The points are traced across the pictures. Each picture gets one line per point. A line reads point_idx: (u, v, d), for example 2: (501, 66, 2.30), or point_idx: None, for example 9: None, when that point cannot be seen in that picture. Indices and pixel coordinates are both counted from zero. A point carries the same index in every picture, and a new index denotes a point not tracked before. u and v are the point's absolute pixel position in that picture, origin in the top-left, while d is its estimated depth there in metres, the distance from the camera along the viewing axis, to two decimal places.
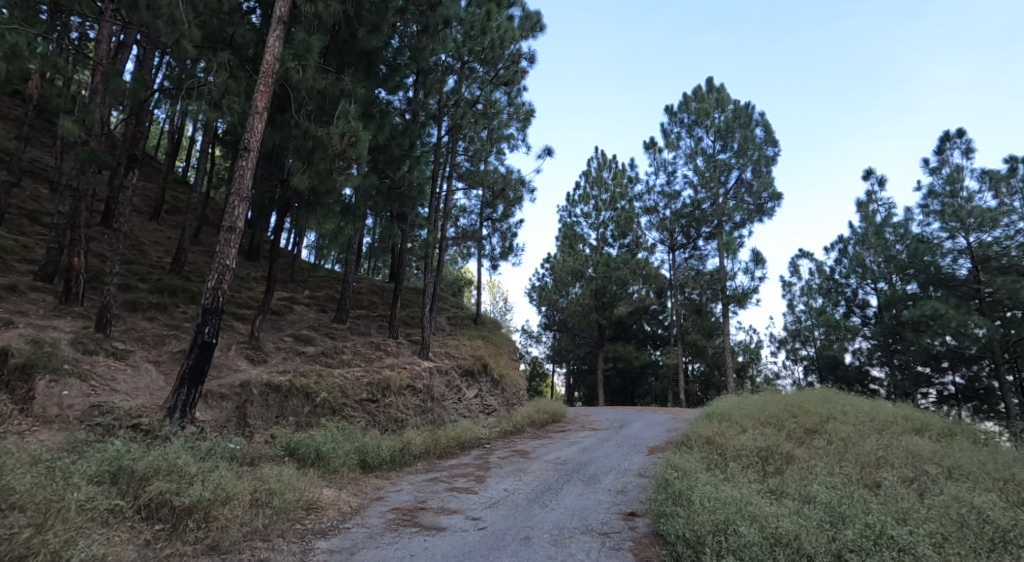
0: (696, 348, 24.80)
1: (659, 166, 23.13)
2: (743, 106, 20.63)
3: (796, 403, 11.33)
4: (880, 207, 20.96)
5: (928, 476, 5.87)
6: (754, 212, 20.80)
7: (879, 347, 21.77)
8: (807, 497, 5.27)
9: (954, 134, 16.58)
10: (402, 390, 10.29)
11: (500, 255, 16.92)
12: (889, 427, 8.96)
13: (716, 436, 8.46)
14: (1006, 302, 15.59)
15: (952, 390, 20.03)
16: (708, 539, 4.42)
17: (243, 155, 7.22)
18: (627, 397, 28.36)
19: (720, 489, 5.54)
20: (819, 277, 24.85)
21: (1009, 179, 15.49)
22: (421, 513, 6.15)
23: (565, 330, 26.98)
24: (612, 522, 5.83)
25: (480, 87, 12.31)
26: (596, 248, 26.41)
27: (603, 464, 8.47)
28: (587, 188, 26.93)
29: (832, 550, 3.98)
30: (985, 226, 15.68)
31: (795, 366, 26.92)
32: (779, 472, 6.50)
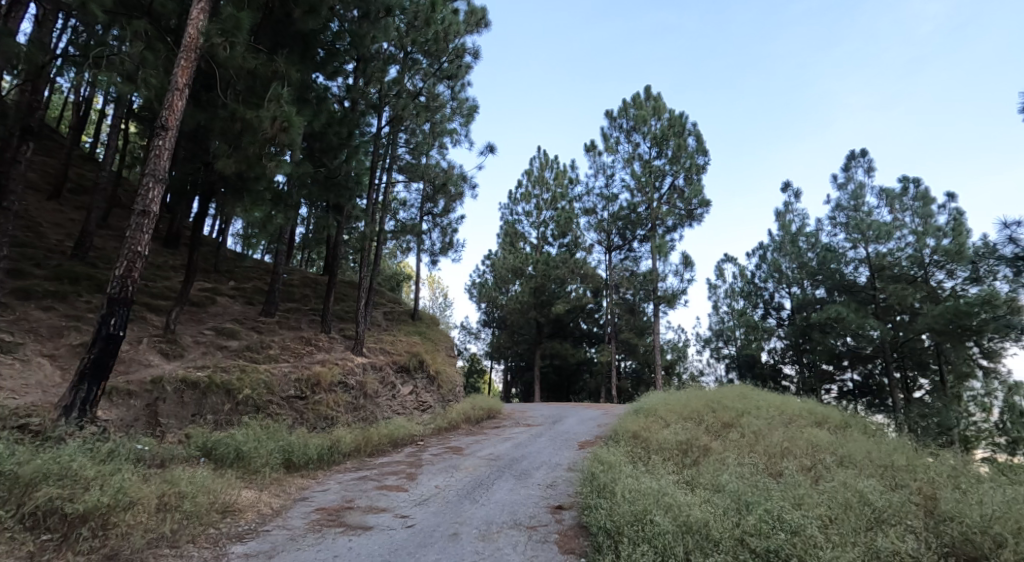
0: (628, 346, 25.68)
1: (598, 168, 23.69)
2: (678, 115, 21.44)
3: (714, 399, 11.95)
4: (796, 217, 22.46)
5: (823, 464, 6.40)
6: (685, 217, 21.83)
7: (791, 347, 23.35)
8: (716, 486, 5.61)
9: (858, 153, 18.05)
10: (333, 386, 9.97)
11: (440, 250, 16.73)
12: (794, 420, 9.68)
13: (641, 430, 8.81)
14: (897, 307, 17.18)
15: (850, 386, 21.79)
16: (627, 530, 4.59)
17: (159, 134, 6.73)
18: (562, 393, 28.82)
19: (640, 481, 5.76)
20: (741, 281, 26.33)
21: (902, 197, 17.09)
22: (347, 513, 6.01)
23: (503, 327, 27.09)
24: (539, 515, 5.94)
25: (423, 78, 12.05)
26: (537, 247, 26.71)
27: (534, 459, 8.62)
28: (528, 187, 27.12)
29: (735, 536, 4.25)
30: (882, 238, 17.21)
31: (717, 364, 28.33)
32: (695, 464, 6.87)
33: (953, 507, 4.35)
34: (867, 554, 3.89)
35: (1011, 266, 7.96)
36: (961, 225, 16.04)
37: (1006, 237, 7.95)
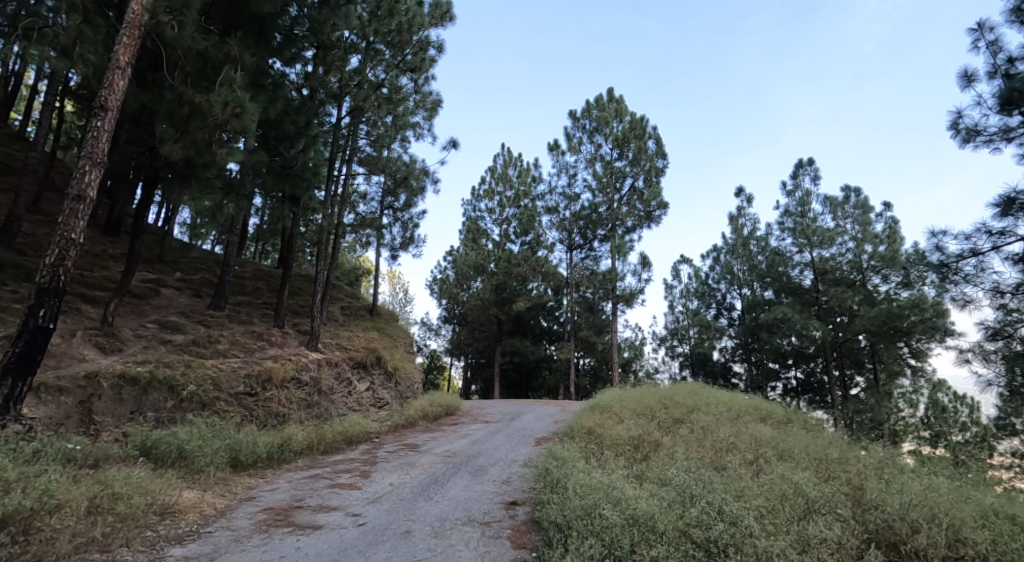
0: (587, 343, 25.96)
1: (561, 168, 23.87)
2: (639, 118, 21.83)
3: (667, 396, 12.25)
4: (748, 221, 23.23)
5: (764, 457, 6.68)
6: (644, 218, 22.29)
7: (741, 345, 24.15)
8: (664, 480, 5.77)
9: (806, 162, 18.85)
10: (285, 382, 9.68)
11: (400, 246, 16.46)
12: (742, 416, 10.06)
13: (596, 426, 8.95)
14: (837, 309, 18.04)
15: (794, 383, 22.51)
16: (577, 524, 4.65)
17: (97, 114, 6.34)
18: (521, 390, 28.84)
19: (592, 476, 5.84)
20: (695, 281, 27.04)
21: (844, 204, 17.96)
22: (296, 512, 5.86)
23: (464, 323, 26.91)
24: (493, 511, 5.96)
25: (385, 70, 11.79)
26: (498, 244, 26.69)
27: (491, 456, 8.62)
28: (491, 184, 27.04)
29: (679, 527, 4.37)
30: (825, 244, 18.12)
31: (672, 362, 29.04)
32: (646, 458, 7.05)
33: (878, 496, 4.61)
34: (799, 542, 4.07)
35: (937, 272, 8.53)
36: (895, 233, 17.06)
37: (933, 245, 8.55)
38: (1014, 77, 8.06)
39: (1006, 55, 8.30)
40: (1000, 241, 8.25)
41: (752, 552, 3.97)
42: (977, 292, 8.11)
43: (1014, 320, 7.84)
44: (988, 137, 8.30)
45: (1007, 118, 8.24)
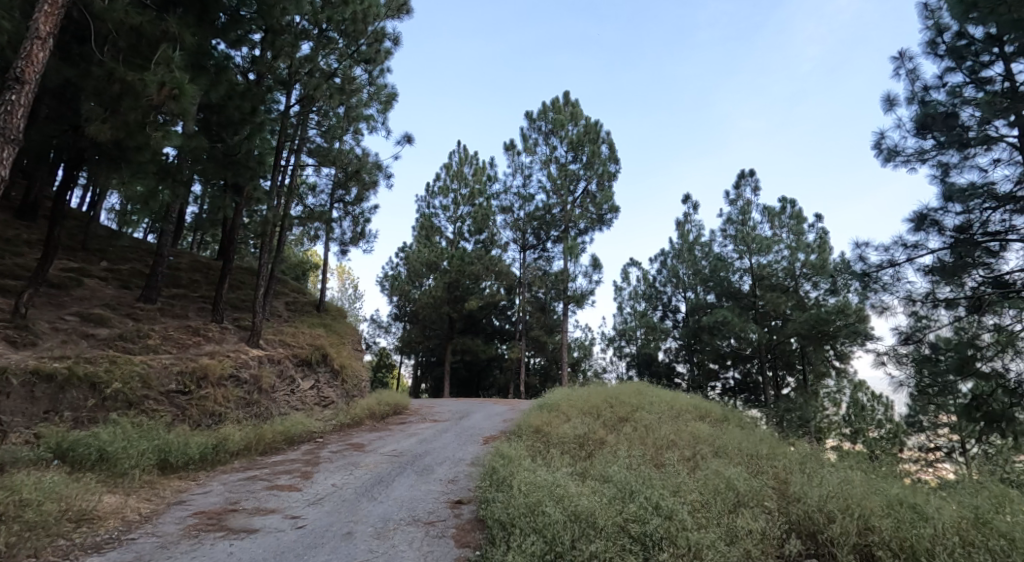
0: (538, 343, 26.00)
1: (516, 168, 23.93)
2: (593, 122, 22.20)
3: (614, 395, 12.49)
4: (694, 227, 24.01)
5: (701, 454, 6.94)
6: (595, 221, 22.70)
7: (684, 347, 24.91)
8: (605, 477, 5.88)
9: (747, 173, 19.68)
10: (222, 380, 9.25)
11: (350, 241, 16.03)
12: (682, 415, 10.41)
13: (543, 425, 9.03)
14: (773, 313, 18.93)
15: (731, 383, 23.68)
16: (520, 521, 4.67)
17: (13, 87, 5.84)
18: (471, 389, 28.56)
19: (537, 474, 5.87)
20: (643, 284, 27.71)
21: (781, 215, 18.92)
22: (230, 516, 5.62)
23: (415, 322, 26.47)
24: (438, 511, 5.90)
25: (338, 59, 11.52)
26: (452, 242, 26.48)
27: (438, 455, 8.53)
28: (446, 181, 26.79)
29: (619, 522, 4.46)
30: (762, 251, 18.97)
31: (619, 362, 29.63)
32: (590, 455, 7.17)
33: (801, 489, 4.87)
34: (728, 534, 4.25)
35: (860, 280, 9.12)
36: (825, 243, 18.12)
37: (857, 255, 9.12)
38: (928, 104, 8.73)
39: (923, 83, 8.97)
40: (913, 254, 8.89)
41: (685, 544, 4.11)
42: (893, 300, 8.71)
43: (923, 326, 8.56)
44: (906, 158, 8.93)
45: (923, 142, 8.88)
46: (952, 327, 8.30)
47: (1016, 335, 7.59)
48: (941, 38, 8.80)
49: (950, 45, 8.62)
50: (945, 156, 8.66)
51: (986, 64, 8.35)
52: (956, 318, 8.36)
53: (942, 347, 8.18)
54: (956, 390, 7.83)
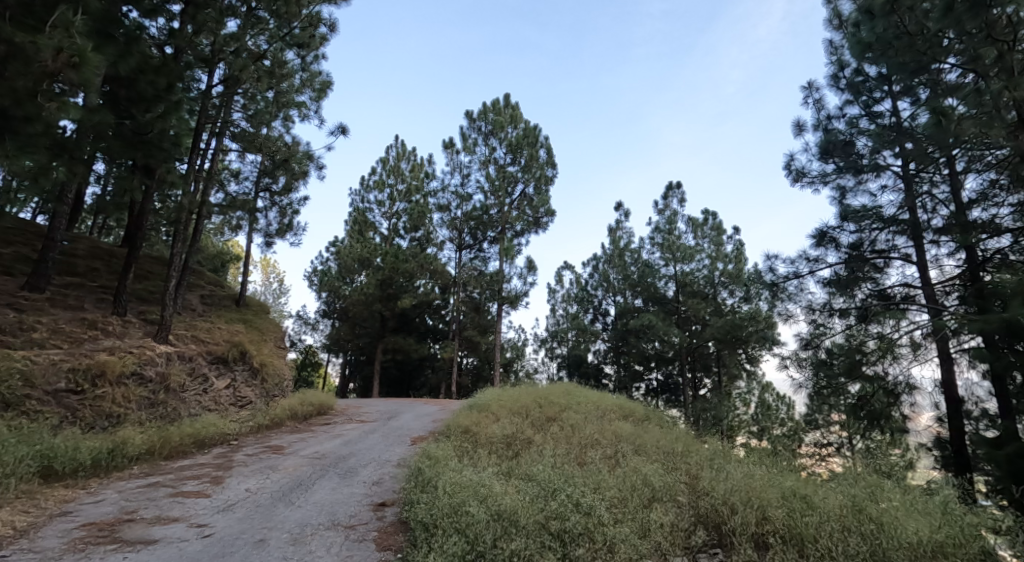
0: (471, 343, 25.83)
1: (455, 166, 23.73)
2: (533, 126, 22.44)
3: (543, 395, 12.69)
4: (625, 233, 24.79)
5: (622, 452, 7.17)
6: (532, 224, 22.99)
7: (612, 349, 25.63)
8: (530, 476, 5.92)
9: (675, 185, 20.59)
10: (123, 379, 8.52)
11: (276, 232, 15.27)
12: (608, 414, 10.72)
13: (472, 425, 9.00)
14: (693, 318, 19.90)
15: (654, 384, 24.48)
16: (443, 522, 4.60)
17: None
18: (402, 389, 27.90)
19: (463, 474, 5.81)
20: (576, 287, 28.27)
21: (704, 226, 19.94)
22: (125, 526, 5.18)
23: (345, 319, 25.59)
24: (360, 514, 5.72)
25: (268, 41, 10.98)
26: (386, 238, 25.86)
27: (362, 456, 8.28)
28: (382, 176, 26.11)
29: (541, 520, 4.50)
30: (685, 259, 19.99)
31: (550, 363, 30.04)
32: (515, 455, 7.22)
33: (711, 484, 5.14)
34: (642, 528, 4.43)
35: (769, 289, 9.80)
36: (741, 254, 19.32)
37: (767, 266, 9.78)
38: (831, 131, 9.51)
39: (827, 113, 9.78)
40: (814, 267, 9.64)
41: (602, 539, 4.24)
42: (796, 309, 9.41)
43: (819, 333, 9.24)
44: (811, 179, 9.68)
45: (825, 165, 9.67)
46: (844, 334, 9.03)
47: (893, 342, 8.29)
48: (843, 73, 9.64)
49: (849, 80, 9.46)
50: (843, 180, 9.48)
51: (878, 99, 9.23)
52: (848, 326, 9.14)
53: (836, 352, 8.87)
54: (845, 391, 8.70)
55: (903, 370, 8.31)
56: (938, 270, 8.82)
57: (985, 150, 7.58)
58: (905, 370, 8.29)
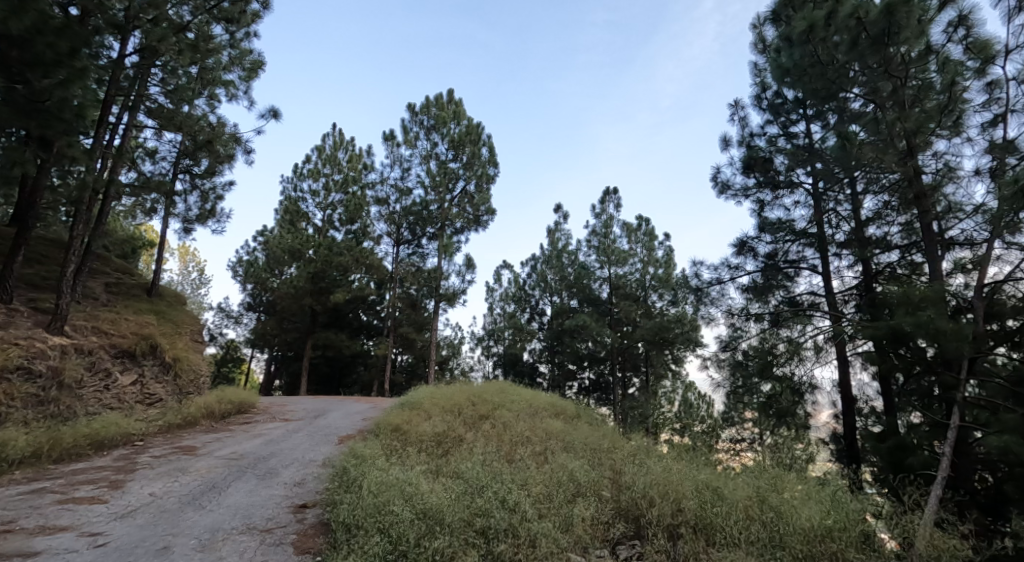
0: (406, 340, 25.31)
1: (395, 160, 23.24)
2: (476, 124, 22.38)
3: (477, 393, 12.69)
4: (563, 235, 25.23)
5: (550, 449, 7.32)
6: (472, 222, 22.97)
7: (547, 348, 26.01)
8: (457, 473, 5.92)
9: (611, 191, 21.21)
10: (5, 374, 7.77)
11: (196, 218, 14.29)
12: (540, 412, 10.92)
13: (402, 423, 8.87)
14: (625, 320, 20.55)
15: (586, 383, 25.13)
16: (366, 522, 4.50)
17: None
18: (332, 387, 26.98)
19: (389, 473, 5.72)
20: (513, 286, 28.44)
21: (637, 231, 20.66)
22: (3, 538, 4.73)
23: (272, 313, 24.45)
24: (278, 516, 5.52)
25: (192, 12, 10.24)
26: (320, 230, 24.95)
27: (285, 456, 7.96)
28: (317, 165, 25.16)
29: (466, 518, 4.51)
30: (619, 262, 20.67)
31: (486, 362, 30.01)
32: (445, 454, 7.20)
33: (632, 479, 5.36)
34: (564, 522, 4.56)
35: (694, 294, 10.32)
36: (671, 259, 20.21)
37: (693, 271, 10.30)
38: (753, 148, 10.16)
39: (750, 130, 10.41)
40: (735, 274, 10.26)
41: (526, 534, 4.33)
42: (717, 313, 9.98)
43: (737, 335, 9.91)
44: (734, 192, 10.28)
45: (747, 179, 10.29)
46: (758, 336, 9.62)
47: (800, 344, 8.84)
48: (765, 94, 10.31)
49: (771, 101, 10.13)
50: (762, 194, 10.14)
51: (795, 120, 9.94)
52: (762, 329, 9.75)
53: (751, 353, 9.48)
54: (758, 390, 9.29)
55: (807, 371, 8.94)
56: (840, 280, 9.63)
57: (881, 174, 8.30)
58: (809, 371, 8.91)
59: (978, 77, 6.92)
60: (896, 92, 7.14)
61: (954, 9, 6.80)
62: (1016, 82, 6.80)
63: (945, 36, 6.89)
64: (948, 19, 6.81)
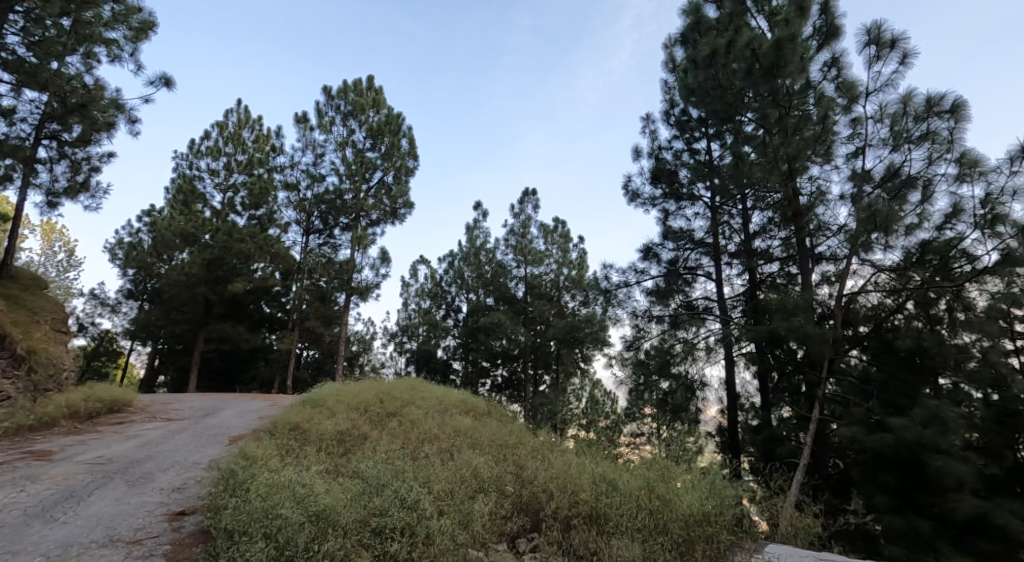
0: (313, 335, 23.99)
1: (307, 144, 22.12)
2: (396, 114, 21.84)
3: (386, 389, 12.40)
4: (482, 233, 25.27)
5: (456, 446, 7.30)
6: (389, 215, 22.39)
7: (462, 345, 25.93)
8: (357, 473, 5.75)
9: (530, 192, 21.55)
10: None
11: (64, 192, 11.92)
12: (449, 409, 10.88)
13: (302, 421, 8.47)
14: (539, 319, 20.94)
15: (499, 380, 25.32)
16: (251, 526, 4.25)
17: None
18: (226, 383, 25.11)
19: (281, 474, 5.43)
20: (429, 282, 28.07)
21: (554, 232, 21.15)
22: None
23: (159, 302, 22.35)
24: (150, 526, 5.07)
25: None
26: (219, 213, 23.20)
27: (163, 460, 7.33)
28: (218, 142, 23.35)
29: (361, 519, 4.40)
30: (535, 262, 21.08)
31: (399, 358, 29.20)
32: (346, 452, 6.97)
33: (533, 474, 5.48)
34: (463, 519, 4.58)
35: (604, 296, 10.73)
36: (584, 261, 20.92)
37: (603, 274, 10.71)
38: (660, 159, 10.77)
39: (659, 143, 11.02)
40: (640, 278, 10.80)
41: (424, 533, 4.28)
42: (623, 314, 10.46)
43: (640, 335, 10.39)
44: (643, 201, 10.83)
45: (655, 190, 10.87)
46: (658, 337, 10.17)
47: (693, 345, 9.62)
48: (672, 110, 10.95)
49: (677, 118, 10.77)
50: (667, 204, 10.76)
51: (698, 138, 10.65)
52: (662, 330, 10.30)
53: (652, 352, 10.01)
54: (656, 386, 9.82)
55: (699, 370, 9.72)
56: (730, 287, 10.45)
57: (767, 193, 9.10)
58: (701, 369, 9.69)
59: (845, 113, 7.91)
60: (781, 119, 7.86)
61: (829, 51, 7.82)
62: (875, 121, 7.79)
63: (821, 74, 8.00)
64: (824, 59, 7.86)
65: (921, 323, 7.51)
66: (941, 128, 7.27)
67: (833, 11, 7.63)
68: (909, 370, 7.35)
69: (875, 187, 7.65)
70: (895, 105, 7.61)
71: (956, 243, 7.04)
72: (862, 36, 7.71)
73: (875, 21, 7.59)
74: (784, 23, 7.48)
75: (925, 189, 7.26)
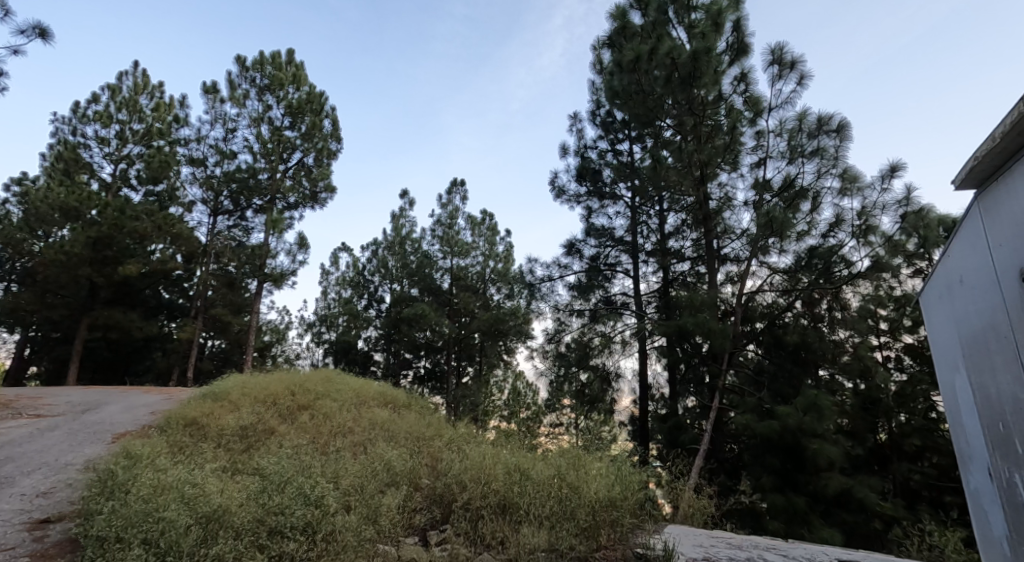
0: (220, 324, 22.34)
1: (216, 117, 20.55)
2: (318, 93, 20.77)
3: (298, 382, 11.79)
4: (408, 222, 24.70)
5: (371, 440, 7.10)
6: (308, 198, 21.34)
7: (383, 336, 25.21)
8: (258, 469, 5.44)
9: (458, 183, 21.31)
10: None
11: None
12: (366, 402, 10.57)
13: (201, 416, 7.88)
14: (463, 311, 20.78)
15: (422, 372, 24.92)
16: (127, 533, 3.87)
17: None
18: (114, 375, 22.78)
19: (171, 473, 5.01)
20: (351, 271, 27.07)
21: (481, 225, 21.09)
22: None
23: (33, 284, 19.89)
24: (7, 536, 4.53)
25: None
26: (108, 187, 21.04)
27: (29, 461, 6.57)
28: (108, 107, 21.13)
29: (257, 518, 4.16)
30: (460, 254, 20.91)
31: (316, 348, 27.81)
32: (249, 448, 6.58)
33: (447, 467, 5.44)
34: (370, 514, 4.44)
35: (528, 289, 10.85)
36: (510, 254, 21.05)
37: (527, 267, 10.78)
38: (585, 158, 11.00)
39: (585, 142, 11.26)
40: (563, 273, 10.99)
41: (328, 529, 4.12)
42: (545, 307, 10.59)
43: (560, 328, 10.55)
44: (568, 198, 11.03)
45: (580, 187, 11.09)
46: (578, 330, 10.39)
47: (611, 338, 9.91)
48: (598, 111, 11.21)
49: (603, 119, 11.04)
50: (591, 202, 11.02)
51: (621, 139, 10.98)
52: (582, 324, 10.51)
53: (572, 345, 10.23)
54: (575, 378, 10.03)
55: (615, 362, 9.96)
56: (646, 283, 10.89)
57: (682, 196, 9.56)
58: (617, 361, 9.95)
59: (750, 126, 8.43)
60: (696, 127, 8.33)
61: (739, 66, 8.22)
62: (776, 135, 8.36)
63: (731, 88, 8.26)
64: (734, 73, 8.19)
65: (806, 321, 8.14)
66: (828, 145, 7.90)
67: (743, 29, 8.09)
68: (795, 362, 8.09)
69: (773, 197, 8.28)
70: (792, 122, 8.20)
71: (837, 250, 7.70)
72: (767, 55, 8.25)
73: (779, 42, 8.14)
74: (701, 35, 7.90)
75: (814, 200, 7.95)
